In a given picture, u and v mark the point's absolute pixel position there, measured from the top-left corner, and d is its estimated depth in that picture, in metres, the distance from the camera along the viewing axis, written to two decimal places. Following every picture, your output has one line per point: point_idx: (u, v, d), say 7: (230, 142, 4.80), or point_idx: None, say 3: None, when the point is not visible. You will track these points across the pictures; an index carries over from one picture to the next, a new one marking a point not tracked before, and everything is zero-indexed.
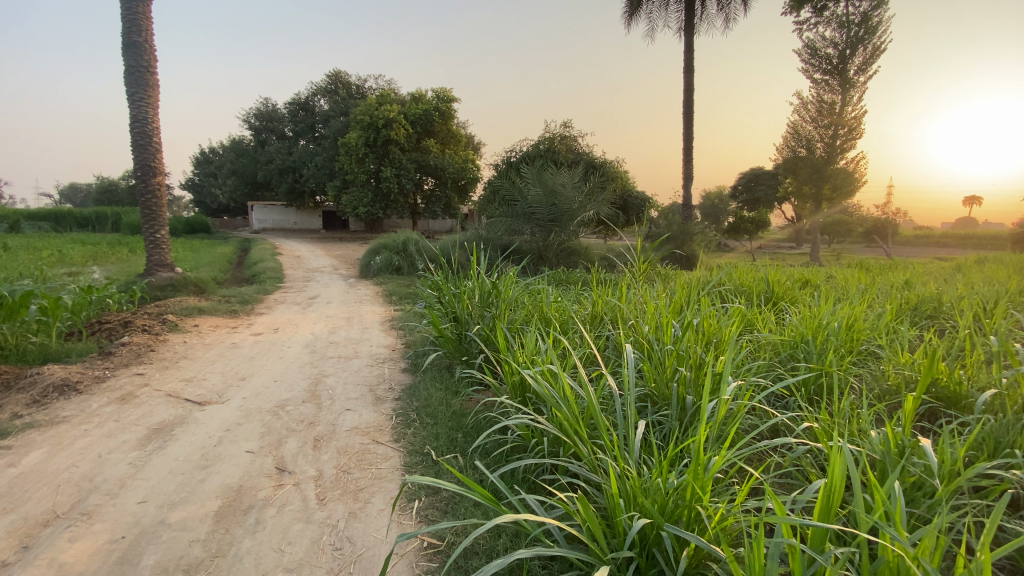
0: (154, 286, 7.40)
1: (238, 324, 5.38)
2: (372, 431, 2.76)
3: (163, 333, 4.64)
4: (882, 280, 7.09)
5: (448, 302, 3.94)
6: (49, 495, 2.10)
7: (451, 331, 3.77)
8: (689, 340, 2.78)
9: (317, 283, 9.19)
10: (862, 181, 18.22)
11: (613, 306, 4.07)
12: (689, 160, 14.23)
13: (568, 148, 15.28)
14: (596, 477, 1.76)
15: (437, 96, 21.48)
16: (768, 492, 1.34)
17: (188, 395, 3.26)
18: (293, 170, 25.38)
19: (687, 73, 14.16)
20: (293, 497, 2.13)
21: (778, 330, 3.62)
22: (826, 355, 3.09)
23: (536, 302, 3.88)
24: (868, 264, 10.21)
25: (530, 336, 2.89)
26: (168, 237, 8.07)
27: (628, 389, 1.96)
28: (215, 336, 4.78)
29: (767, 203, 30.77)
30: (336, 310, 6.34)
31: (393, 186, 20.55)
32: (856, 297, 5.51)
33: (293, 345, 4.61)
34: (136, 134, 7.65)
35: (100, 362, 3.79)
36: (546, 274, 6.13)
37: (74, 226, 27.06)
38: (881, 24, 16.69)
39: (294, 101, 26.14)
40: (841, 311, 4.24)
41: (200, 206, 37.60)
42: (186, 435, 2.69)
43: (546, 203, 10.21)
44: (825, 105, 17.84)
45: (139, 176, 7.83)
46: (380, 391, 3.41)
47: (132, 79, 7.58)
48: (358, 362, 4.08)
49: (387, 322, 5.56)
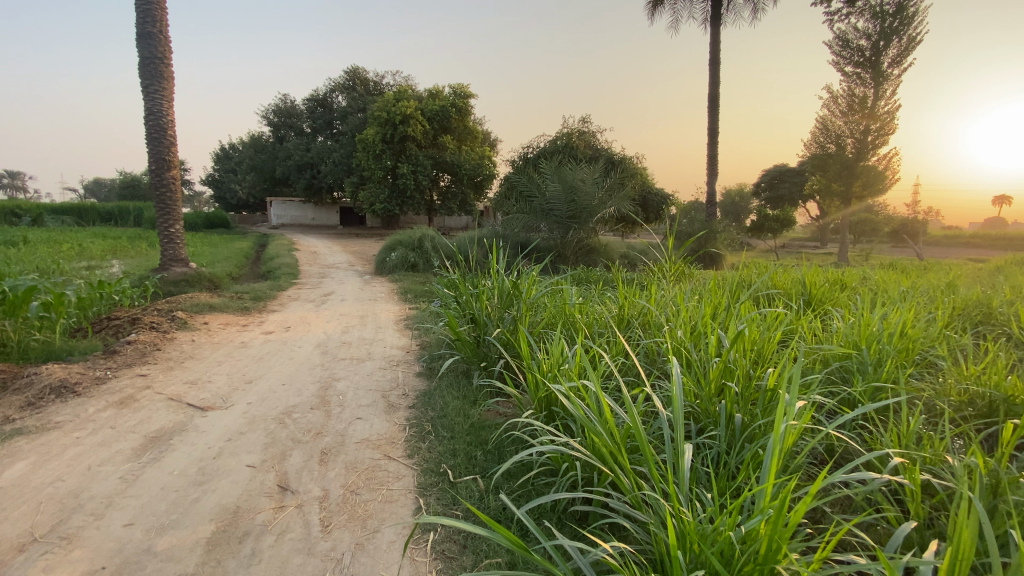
0: (168, 281, 7.31)
1: (249, 322, 5.21)
2: (384, 445, 2.52)
3: (172, 331, 4.48)
4: (923, 282, 6.66)
5: (465, 302, 3.69)
6: (28, 515, 1.91)
7: (469, 333, 3.50)
8: (735, 349, 2.49)
9: (332, 280, 9.04)
10: (893, 179, 17.49)
11: (642, 309, 3.81)
12: (714, 155, 13.78)
13: (587, 143, 14.96)
14: (644, 518, 1.50)
15: (454, 91, 21.30)
16: (877, 554, 1.10)
17: (190, 399, 3.07)
18: (311, 167, 25.39)
19: (712, 66, 13.71)
20: (294, 523, 1.90)
21: (825, 337, 3.31)
22: (882, 364, 2.80)
23: (560, 305, 3.62)
24: (904, 264, 9.70)
25: (556, 342, 2.63)
26: (182, 232, 7.99)
27: (677, 408, 1.69)
28: (224, 334, 4.62)
29: (791, 201, 29.98)
30: (350, 308, 6.15)
31: (409, 182, 20.40)
32: (900, 299, 5.14)
33: (304, 345, 4.42)
34: (151, 127, 7.56)
35: (103, 361, 3.64)
36: (567, 274, 5.84)
37: (97, 220, 27.49)
38: (916, 15, 15.99)
39: (312, 97, 26.23)
40: (890, 315, 3.91)
41: (221, 202, 38.02)
42: (184, 444, 2.50)
43: (564, 199, 9.90)
44: (856, 99, 17.15)
45: (153, 170, 7.74)
46: (393, 398, 3.17)
47: (147, 71, 7.48)
48: (371, 364, 3.86)
49: (402, 322, 5.34)
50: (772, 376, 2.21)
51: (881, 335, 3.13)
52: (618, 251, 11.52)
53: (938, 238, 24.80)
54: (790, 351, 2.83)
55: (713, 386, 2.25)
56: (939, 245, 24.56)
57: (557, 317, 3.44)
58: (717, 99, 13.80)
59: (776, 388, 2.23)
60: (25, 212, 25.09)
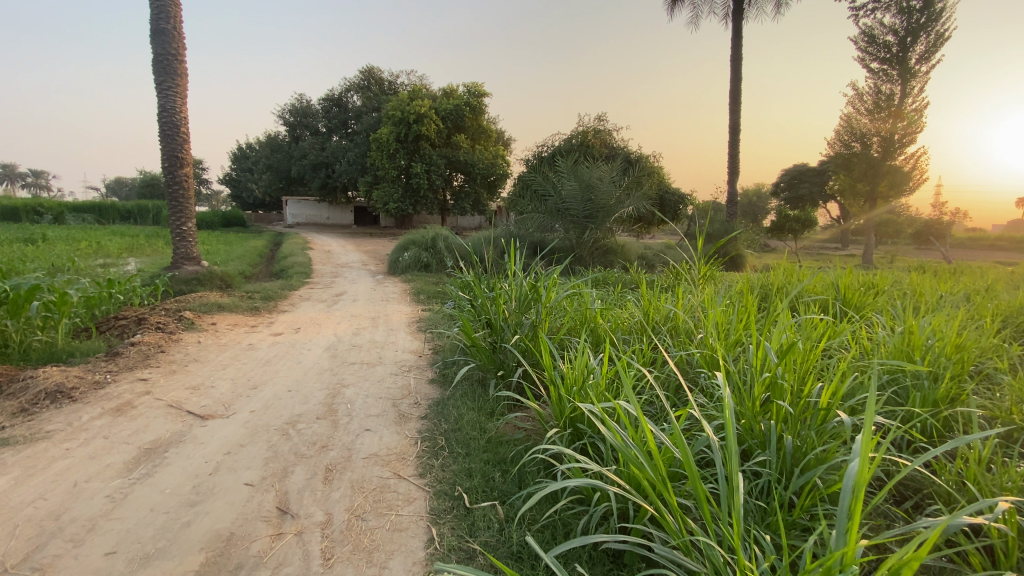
0: (179, 280, 7.24)
1: (258, 322, 5.07)
2: (394, 461, 2.31)
3: (177, 332, 4.36)
4: (961, 286, 6.30)
5: (481, 305, 3.47)
6: (4, 541, 1.78)
7: (484, 339, 3.28)
8: (784, 364, 2.24)
9: (344, 279, 8.92)
10: (921, 178, 16.87)
11: (668, 314, 3.58)
12: (734, 154, 13.41)
13: (603, 142, 14.68)
14: (696, 567, 1.27)
15: (469, 90, 21.13)
16: None
17: (191, 406, 2.92)
18: (326, 166, 25.40)
19: (734, 62, 13.33)
20: (292, 554, 1.70)
21: (870, 346, 3.04)
22: (938, 378, 2.55)
23: (581, 310, 3.39)
24: (936, 267, 9.26)
25: (580, 352, 2.40)
26: (195, 230, 7.92)
27: (731, 438, 1.46)
28: (231, 336, 4.47)
29: (811, 201, 29.29)
30: (361, 309, 5.99)
31: (423, 182, 20.27)
32: (941, 305, 4.82)
33: (313, 347, 4.26)
34: (164, 124, 7.49)
35: (104, 363, 3.53)
36: (586, 276, 5.59)
37: (117, 219, 27.87)
38: (945, 10, 15.40)
39: (327, 97, 26.30)
40: (938, 322, 3.62)
41: (238, 201, 38.37)
42: (179, 458, 2.34)
43: (581, 198, 9.63)
44: (882, 96, 16.61)
45: (166, 167, 7.67)
46: (404, 408, 2.97)
47: (160, 67, 7.40)
48: (381, 369, 3.67)
49: (414, 324, 5.15)
50: (827, 393, 1.98)
51: (934, 345, 2.87)
52: (635, 252, 11.23)
53: (964, 240, 24.04)
54: (839, 362, 2.57)
55: (753, 403, 2.02)
56: (965, 248, 23.82)
57: (577, 324, 3.24)
58: (737, 97, 13.43)
59: (830, 408, 2.01)
60: (47, 211, 25.58)
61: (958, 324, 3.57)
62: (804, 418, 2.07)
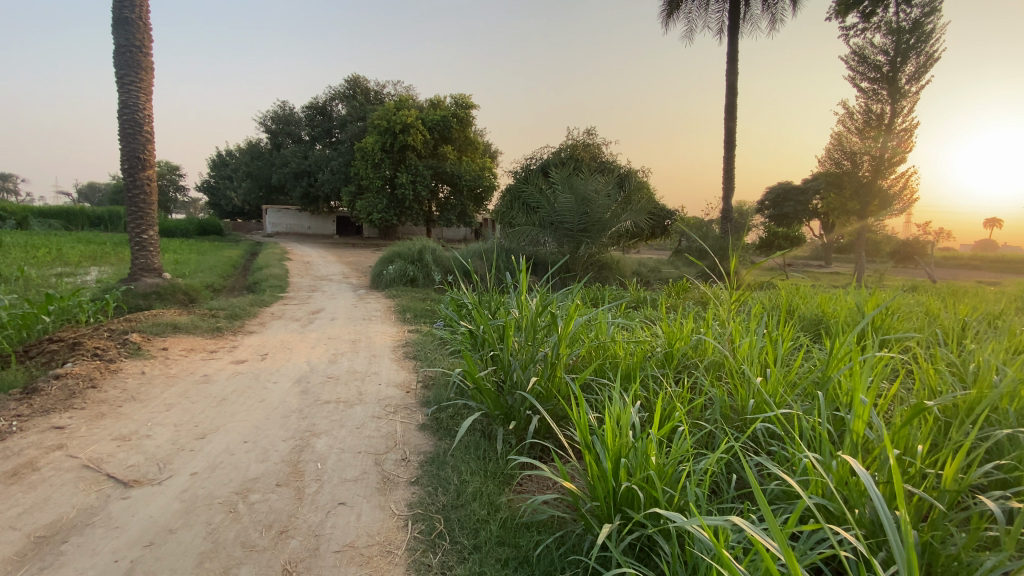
0: (136, 294, 6.47)
1: (218, 347, 4.39)
2: (378, 558, 1.72)
3: (118, 360, 3.68)
4: (975, 302, 5.92)
5: (486, 336, 2.88)
6: None
7: (489, 378, 2.70)
8: (893, 433, 1.72)
9: (322, 294, 8.25)
10: (911, 198, 16.89)
11: (697, 344, 3.08)
12: (730, 168, 13.19)
13: (592, 155, 14.32)
14: None
15: (456, 102, 20.82)
16: None
17: (112, 467, 2.27)
18: (308, 175, 24.63)
19: (729, 79, 13.17)
20: None
21: (942, 377, 2.53)
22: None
23: (600, 346, 2.86)
24: (934, 287, 8.97)
25: (622, 406, 1.89)
26: (157, 239, 7.19)
27: None
28: (184, 364, 3.80)
29: (796, 220, 29.58)
30: (340, 330, 5.35)
31: (408, 193, 19.67)
32: (975, 329, 4.38)
33: (280, 380, 3.61)
34: (125, 121, 6.80)
35: (16, 403, 2.85)
36: (593, 299, 5.02)
37: (86, 225, 26.47)
38: (935, 31, 15.50)
39: (311, 105, 25.64)
40: (995, 347, 3.13)
41: (216, 209, 37.20)
42: (79, 557, 1.70)
43: (576, 211, 9.12)
44: (873, 115, 16.85)
45: (126, 169, 6.95)
46: (389, 467, 2.37)
47: (123, 60, 6.74)
48: (361, 411, 3.05)
49: (400, 349, 4.54)
50: (952, 470, 1.53)
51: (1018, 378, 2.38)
52: (629, 269, 10.81)
53: (946, 257, 24.45)
54: (926, 412, 2.08)
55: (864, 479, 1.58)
56: (945, 267, 24.19)
57: (602, 365, 2.73)
58: (731, 113, 13.25)
59: (961, 490, 1.55)
60: (10, 215, 24.03)
61: (1017, 347, 3.13)
62: (918, 500, 1.62)
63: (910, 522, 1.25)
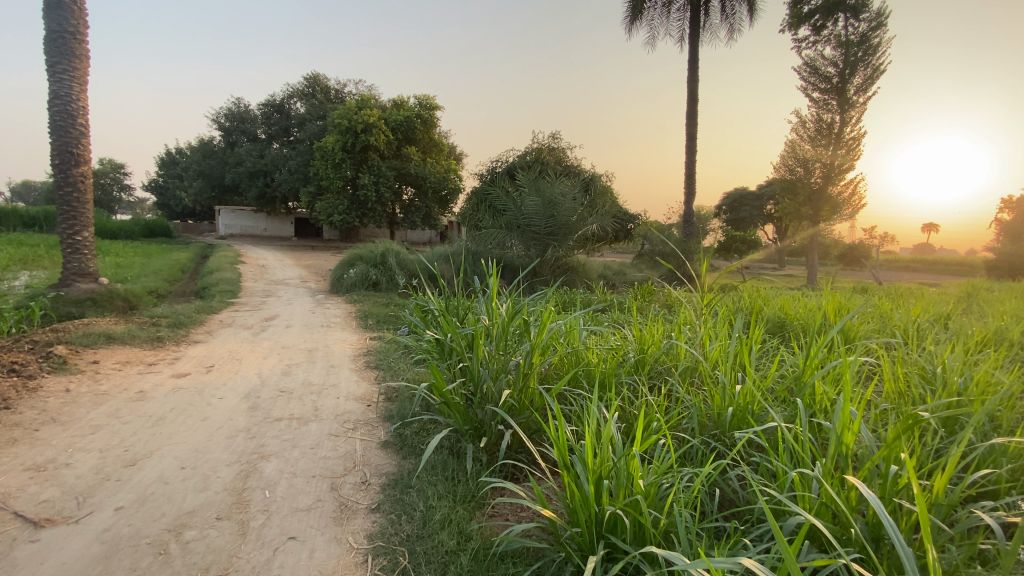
0: (67, 301, 5.92)
1: (158, 359, 4.02)
2: None
3: (39, 376, 3.29)
4: (925, 302, 6.13)
5: (453, 345, 2.68)
6: None
7: (458, 392, 2.51)
8: (883, 441, 1.64)
9: (277, 299, 7.84)
10: (859, 204, 17.66)
11: (669, 349, 2.99)
12: (692, 173, 13.43)
13: (558, 159, 14.30)
14: None
15: (420, 103, 20.48)
16: None
17: (20, 504, 1.96)
18: (264, 174, 23.66)
19: (690, 86, 13.42)
20: None
21: (910, 378, 2.51)
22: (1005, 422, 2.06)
23: (572, 354, 2.73)
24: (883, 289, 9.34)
25: (601, 419, 1.75)
26: (92, 240, 6.63)
27: None
28: (117, 379, 3.44)
29: (751, 224, 30.62)
30: (296, 338, 5.04)
31: (370, 194, 19.15)
32: (929, 330, 4.52)
33: (227, 395, 3.31)
34: (56, 112, 6.24)
35: None
36: (561, 305, 4.88)
37: (18, 225, 24.53)
38: (880, 45, 16.34)
39: (268, 102, 24.71)
40: (954, 348, 3.16)
41: (164, 210, 35.30)
42: None
43: (543, 214, 9.02)
44: (824, 124, 17.49)
45: (56, 164, 6.36)
46: (347, 492, 2.15)
47: (54, 46, 6.19)
48: (318, 428, 2.81)
49: (360, 359, 4.29)
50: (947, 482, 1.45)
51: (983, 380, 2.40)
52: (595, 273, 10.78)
53: (888, 260, 25.81)
54: (903, 416, 2.04)
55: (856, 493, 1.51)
56: (887, 268, 25.51)
57: (573, 375, 2.60)
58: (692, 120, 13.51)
59: (953, 503, 1.48)
60: None
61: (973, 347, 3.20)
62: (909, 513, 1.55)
63: (928, 553, 1.16)
